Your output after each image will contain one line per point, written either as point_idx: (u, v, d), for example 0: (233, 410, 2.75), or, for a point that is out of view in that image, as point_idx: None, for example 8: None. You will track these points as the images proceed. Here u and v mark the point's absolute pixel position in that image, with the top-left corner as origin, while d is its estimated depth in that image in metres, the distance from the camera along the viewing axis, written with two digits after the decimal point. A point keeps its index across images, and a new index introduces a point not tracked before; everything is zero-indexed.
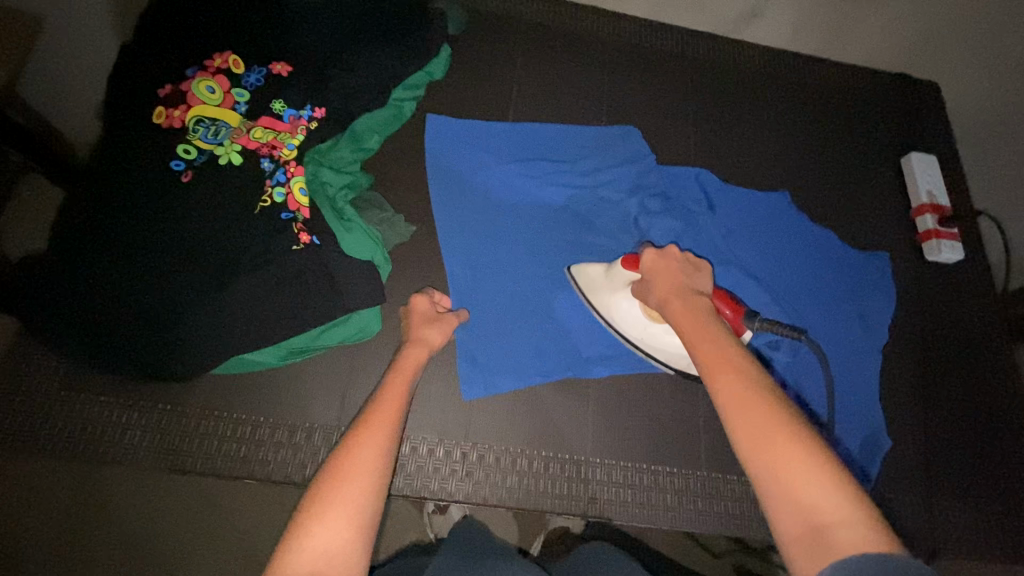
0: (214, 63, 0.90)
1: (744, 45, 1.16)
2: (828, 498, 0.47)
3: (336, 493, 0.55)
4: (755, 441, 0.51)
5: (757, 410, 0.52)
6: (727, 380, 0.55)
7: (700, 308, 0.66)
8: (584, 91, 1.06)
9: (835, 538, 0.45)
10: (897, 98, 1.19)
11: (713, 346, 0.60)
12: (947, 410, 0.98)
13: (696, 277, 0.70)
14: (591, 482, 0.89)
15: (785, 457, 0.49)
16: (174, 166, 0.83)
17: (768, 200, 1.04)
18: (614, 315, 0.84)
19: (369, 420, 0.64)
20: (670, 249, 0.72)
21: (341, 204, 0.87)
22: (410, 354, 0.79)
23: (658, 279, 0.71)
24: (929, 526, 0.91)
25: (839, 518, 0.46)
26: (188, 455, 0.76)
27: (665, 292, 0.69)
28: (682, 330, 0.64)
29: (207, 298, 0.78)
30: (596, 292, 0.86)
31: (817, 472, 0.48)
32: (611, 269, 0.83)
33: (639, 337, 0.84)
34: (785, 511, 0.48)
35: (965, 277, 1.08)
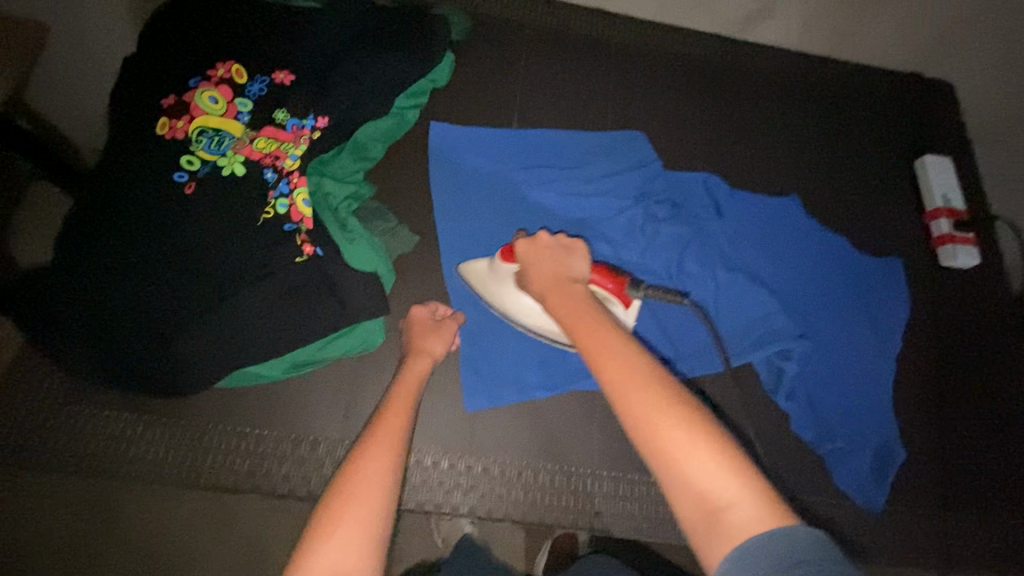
0: (217, 73, 0.92)
1: (751, 46, 1.15)
2: (716, 480, 0.44)
3: (347, 512, 0.52)
4: (639, 427, 0.47)
5: (635, 392, 0.48)
6: (609, 365, 0.51)
7: (572, 294, 0.63)
8: (588, 95, 1.05)
9: (729, 519, 0.43)
10: (907, 100, 1.17)
11: (592, 330, 0.56)
12: (970, 427, 0.93)
13: (568, 261, 0.68)
14: (597, 496, 0.82)
15: (672, 437, 0.45)
16: (178, 177, 0.84)
17: (777, 207, 1.00)
18: (510, 308, 0.80)
19: (373, 435, 0.61)
20: (540, 236, 0.70)
21: (344, 215, 0.86)
22: (414, 366, 0.75)
23: (536, 270, 0.68)
24: (956, 551, 0.87)
25: (730, 497, 0.43)
26: (189, 468, 0.76)
27: (543, 284, 0.66)
28: (564, 317, 0.60)
29: (208, 310, 0.79)
30: (487, 288, 0.81)
31: (700, 450, 0.45)
32: (494, 265, 0.79)
33: (544, 326, 0.80)
34: (681, 496, 0.45)
35: (986, 284, 1.03)
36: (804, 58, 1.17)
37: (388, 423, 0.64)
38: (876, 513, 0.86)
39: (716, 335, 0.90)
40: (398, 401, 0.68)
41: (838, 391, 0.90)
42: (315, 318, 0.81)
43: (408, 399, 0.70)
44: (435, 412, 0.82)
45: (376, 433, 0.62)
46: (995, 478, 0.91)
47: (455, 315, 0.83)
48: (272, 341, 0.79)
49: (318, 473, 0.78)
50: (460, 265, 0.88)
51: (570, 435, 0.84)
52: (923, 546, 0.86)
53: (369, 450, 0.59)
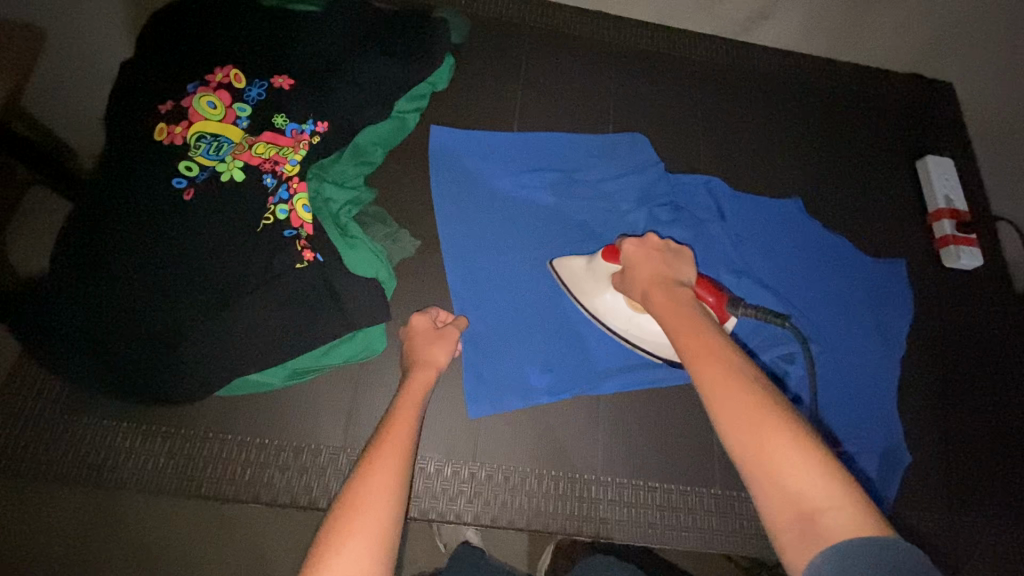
0: (215, 78, 0.92)
1: (752, 46, 1.15)
2: (818, 487, 0.46)
3: (355, 524, 0.54)
4: (744, 428, 0.50)
5: (742, 395, 0.52)
6: (712, 367, 0.55)
7: (676, 295, 0.65)
8: (588, 97, 1.04)
9: (825, 522, 0.45)
10: (907, 101, 1.17)
11: (695, 335, 0.59)
12: (975, 429, 0.93)
13: (678, 266, 0.69)
14: (602, 502, 0.81)
15: (777, 442, 0.48)
16: (176, 183, 0.84)
17: (780, 209, 1.00)
18: (603, 310, 0.80)
19: (380, 446, 0.63)
20: (652, 238, 0.71)
21: (345, 220, 0.85)
22: (416, 375, 0.75)
23: (638, 269, 0.70)
24: (962, 554, 0.86)
25: (830, 502, 0.45)
26: (188, 478, 0.75)
27: (643, 282, 0.68)
28: (665, 317, 0.63)
29: (207, 316, 0.78)
30: (581, 286, 0.82)
31: (798, 456, 0.48)
32: (593, 263, 0.80)
33: (629, 330, 0.81)
34: (775, 497, 0.47)
35: (989, 285, 1.03)
36: (807, 58, 1.17)
37: (395, 433, 0.65)
38: (883, 518, 0.85)
39: None
40: (404, 410, 0.70)
41: (843, 394, 0.89)
42: (317, 324, 0.80)
43: (414, 408, 0.71)
44: (438, 418, 0.81)
45: (383, 444, 0.63)
46: (1003, 482, 0.91)
47: (455, 320, 0.82)
48: (273, 349, 0.78)
49: (322, 482, 0.77)
50: (462, 270, 0.88)
51: (575, 441, 0.83)
52: (931, 551, 0.85)
53: (376, 461, 0.61)
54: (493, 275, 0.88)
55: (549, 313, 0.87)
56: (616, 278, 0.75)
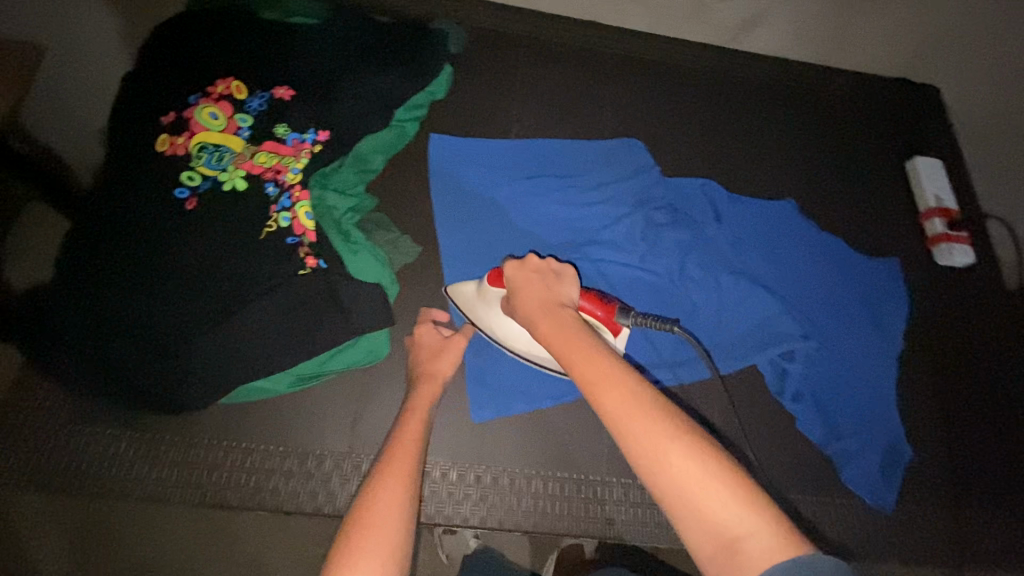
0: (216, 90, 0.94)
1: (743, 54, 1.18)
2: (730, 512, 0.45)
3: (366, 542, 0.55)
4: (649, 460, 0.48)
5: (640, 424, 0.50)
6: (610, 393, 0.53)
7: (564, 319, 0.65)
8: (584, 104, 1.06)
9: (746, 547, 0.44)
10: (895, 104, 1.20)
11: (588, 360, 0.57)
12: (974, 422, 0.94)
13: (558, 288, 0.70)
14: (607, 503, 0.81)
15: (681, 470, 0.47)
16: (178, 193, 0.84)
17: (776, 210, 1.02)
18: (501, 331, 0.78)
19: (386, 465, 0.64)
20: (530, 260, 0.72)
21: (347, 226, 0.86)
22: (424, 390, 0.77)
23: (524, 296, 0.69)
24: (965, 546, 0.86)
25: (745, 527, 0.44)
26: (195, 487, 0.75)
27: (531, 309, 0.67)
28: (556, 347, 0.61)
29: (212, 323, 0.78)
30: (476, 312, 0.80)
31: (710, 480, 0.46)
32: (483, 287, 0.78)
33: (531, 349, 0.78)
34: (696, 528, 0.46)
35: (982, 281, 1.04)
36: (796, 64, 1.19)
37: (400, 451, 0.66)
38: (885, 512, 0.86)
39: (721, 338, 0.90)
40: (409, 426, 0.71)
41: (843, 392, 0.90)
42: (320, 330, 0.81)
43: (418, 423, 0.72)
44: (442, 422, 0.82)
45: (389, 462, 0.64)
46: (1003, 475, 0.91)
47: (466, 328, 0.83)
48: (277, 355, 0.79)
49: (327, 488, 0.77)
50: (464, 275, 0.89)
51: (578, 442, 0.83)
52: (937, 547, 0.86)
53: (384, 478, 0.62)
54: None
55: None
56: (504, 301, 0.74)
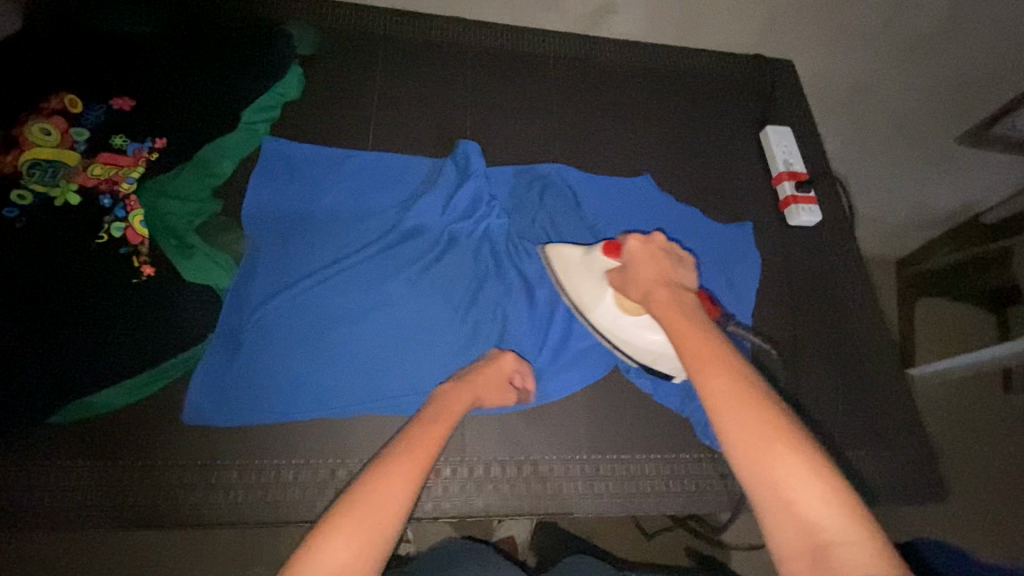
0: (49, 105, 0.91)
1: (603, 41, 1.22)
2: (829, 518, 0.46)
3: (359, 517, 0.55)
4: (748, 441, 0.51)
5: (748, 409, 0.53)
6: (718, 377, 0.56)
7: (680, 299, 0.68)
8: (443, 97, 1.08)
9: (835, 555, 0.44)
10: (749, 80, 1.26)
11: (703, 340, 0.61)
12: (822, 366, 1.00)
13: (680, 272, 0.73)
14: (469, 480, 0.83)
15: (782, 462, 0.49)
16: (7, 213, 0.83)
17: (630, 186, 1.06)
18: (586, 297, 0.85)
19: (408, 451, 0.64)
20: (657, 239, 0.75)
21: (184, 232, 0.85)
22: (471, 396, 0.79)
23: (642, 270, 0.74)
24: None
25: (841, 535, 0.45)
26: (22, 512, 0.71)
27: (647, 285, 0.73)
28: (671, 321, 0.65)
29: (44, 342, 0.77)
30: (572, 277, 0.87)
31: (814, 488, 0.47)
32: (588, 254, 0.85)
33: (612, 328, 0.84)
34: (787, 521, 0.47)
35: (830, 237, 1.11)
36: (654, 49, 1.24)
37: (426, 444, 0.66)
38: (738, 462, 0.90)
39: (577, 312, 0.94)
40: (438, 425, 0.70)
41: None
42: (160, 337, 0.80)
43: (445, 426, 0.71)
44: (274, 426, 0.79)
45: (414, 451, 0.64)
46: (853, 416, 0.98)
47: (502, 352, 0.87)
48: (111, 366, 0.78)
49: (171, 497, 0.74)
50: (293, 277, 0.87)
51: None
52: None
53: (398, 465, 0.62)
54: (329, 279, 0.88)
55: (405, 307, 0.89)
56: (614, 273, 0.80)
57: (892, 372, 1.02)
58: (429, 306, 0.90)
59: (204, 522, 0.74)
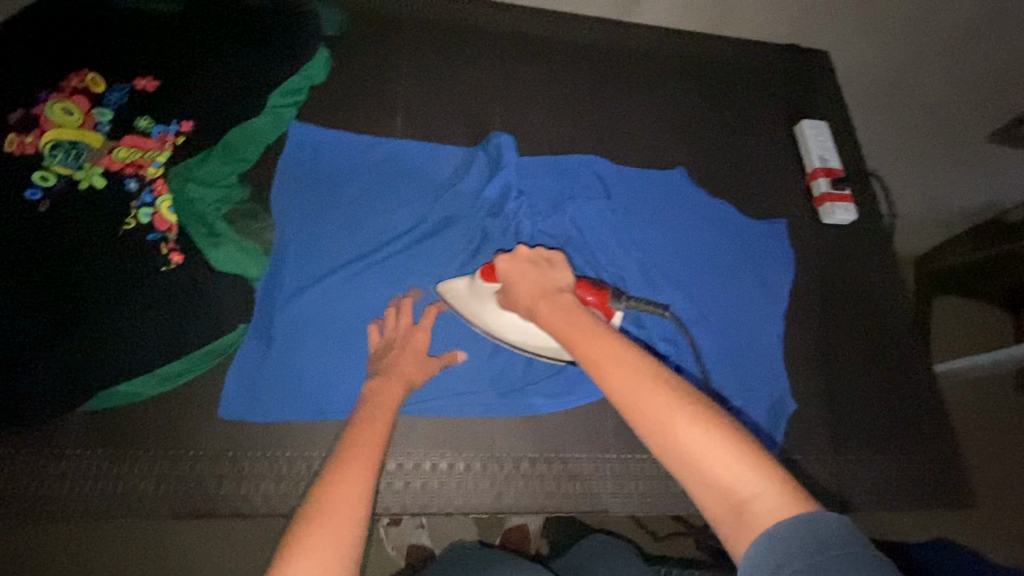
0: (70, 82, 0.88)
1: (636, 28, 1.18)
2: (739, 475, 0.42)
3: (324, 530, 0.50)
4: (655, 415, 0.45)
5: (648, 390, 0.47)
6: (613, 370, 0.49)
7: (558, 302, 0.61)
8: (472, 83, 1.05)
9: (755, 512, 0.41)
10: (785, 71, 1.22)
11: (591, 338, 0.53)
12: (855, 367, 0.98)
13: (550, 274, 0.67)
14: (498, 477, 0.83)
15: (685, 428, 0.44)
16: (30, 195, 0.81)
17: (663, 180, 1.04)
18: (495, 324, 0.81)
19: (345, 454, 0.59)
20: (520, 250, 0.69)
21: (212, 218, 0.83)
22: (394, 377, 0.76)
23: (518, 287, 0.67)
24: (844, 482, 0.90)
25: (749, 489, 0.42)
26: (56, 500, 0.72)
27: (529, 300, 0.64)
28: (555, 326, 0.58)
29: (72, 331, 0.76)
30: (468, 307, 0.83)
31: (720, 448, 0.43)
32: (472, 282, 0.81)
33: (527, 340, 0.81)
34: (702, 489, 0.43)
35: (863, 236, 1.08)
36: (688, 36, 1.20)
37: (360, 447, 0.61)
38: None
39: None
40: (376, 422, 0.66)
41: (725, 355, 0.92)
42: (188, 327, 0.78)
43: (386, 422, 0.66)
44: (305, 420, 0.78)
45: (347, 457, 0.59)
46: (887, 420, 0.95)
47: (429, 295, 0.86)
48: (140, 355, 0.76)
49: (202, 487, 0.74)
50: (320, 270, 0.86)
51: (459, 421, 0.84)
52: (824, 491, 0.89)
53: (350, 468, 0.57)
54: (358, 271, 0.87)
55: (435, 302, 0.88)
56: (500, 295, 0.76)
57: (925, 375, 1.00)
58: (459, 301, 0.88)
59: (235, 514, 0.74)
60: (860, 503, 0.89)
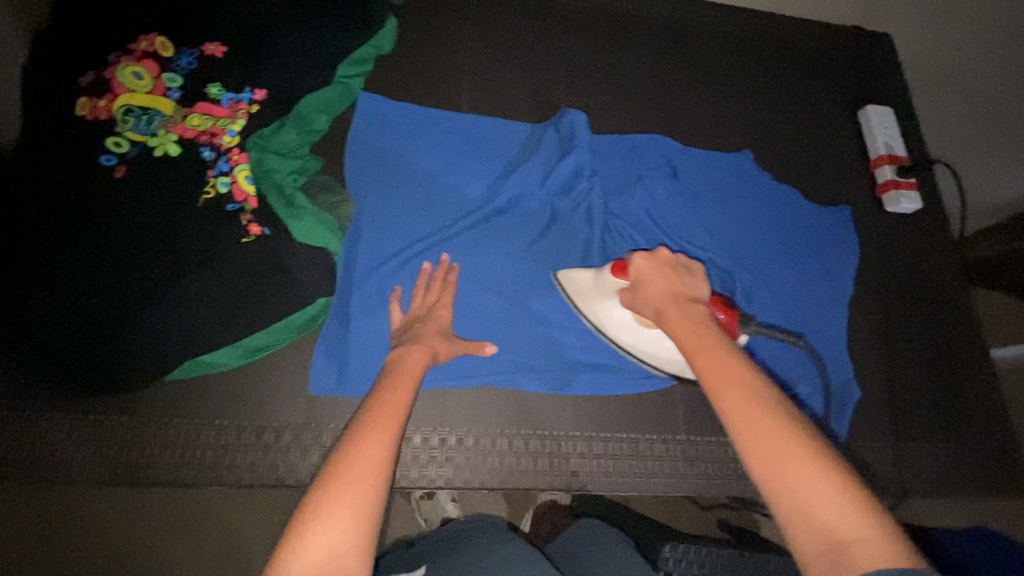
0: (138, 46, 0.86)
1: (700, 3, 1.15)
2: (846, 519, 0.41)
3: (343, 491, 0.50)
4: (767, 442, 0.45)
5: (765, 419, 0.46)
6: (732, 393, 0.49)
7: (690, 316, 0.60)
8: (538, 57, 1.03)
9: (853, 555, 0.39)
10: (850, 54, 1.20)
11: (715, 357, 0.53)
12: (914, 357, 0.99)
13: (688, 282, 0.65)
14: (572, 456, 0.84)
15: (796, 461, 0.44)
16: (105, 161, 0.80)
17: (731, 162, 1.02)
18: (608, 322, 0.78)
19: (370, 417, 0.58)
20: (661, 251, 0.66)
21: (290, 190, 0.82)
22: (417, 345, 0.73)
23: (647, 289, 0.65)
24: (899, 469, 0.92)
25: (851, 530, 0.40)
26: (151, 467, 0.76)
27: (661, 305, 0.63)
28: (682, 338, 0.58)
29: (153, 302, 0.75)
30: (586, 299, 0.80)
31: (831, 488, 0.42)
32: (599, 276, 0.77)
33: (638, 345, 0.77)
34: (800, 523, 0.42)
35: (925, 226, 1.08)
36: (753, 15, 1.17)
37: (385, 408, 0.60)
38: (835, 450, 0.91)
39: None
40: (401, 385, 0.65)
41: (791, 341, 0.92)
42: (269, 300, 0.78)
43: (409, 385, 0.66)
44: None
45: (372, 419, 0.58)
46: (942, 409, 0.97)
47: (447, 272, 0.83)
48: (223, 327, 0.76)
49: (287, 459, 0.78)
50: (395, 247, 0.86)
51: (531, 399, 0.86)
52: (879, 477, 0.91)
53: (369, 432, 0.56)
54: (432, 247, 0.87)
55: (505, 280, 0.88)
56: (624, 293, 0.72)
57: (983, 366, 1.01)
58: (529, 281, 0.88)
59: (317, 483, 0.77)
60: (915, 488, 0.92)
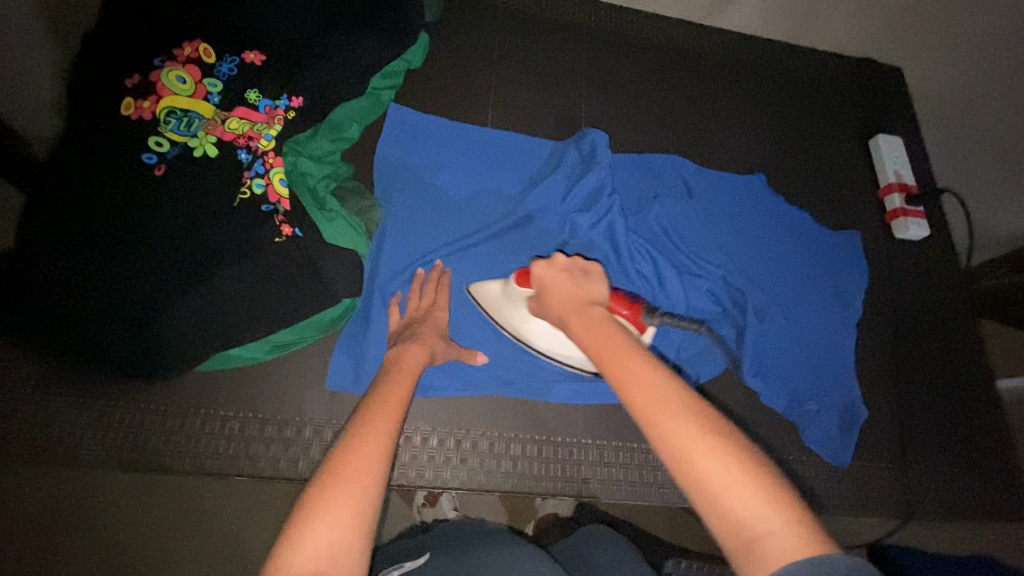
0: (183, 52, 0.90)
1: (716, 31, 1.19)
2: (752, 508, 0.42)
3: (344, 491, 0.52)
4: (670, 441, 0.46)
5: (666, 416, 0.47)
6: (639, 390, 0.50)
7: (592, 319, 0.61)
8: (561, 77, 1.07)
9: (770, 549, 0.41)
10: (862, 85, 1.23)
11: (620, 357, 0.54)
12: (921, 381, 1.01)
13: (587, 285, 0.67)
14: (582, 464, 0.86)
15: (708, 461, 0.44)
16: (146, 159, 0.82)
17: (744, 183, 1.05)
18: (523, 330, 0.81)
19: (367, 418, 0.60)
20: (558, 257, 0.69)
21: (322, 194, 0.86)
22: (415, 343, 0.76)
23: (554, 297, 0.67)
24: (905, 490, 0.93)
25: (766, 524, 0.42)
26: (173, 455, 0.78)
27: (564, 309, 0.65)
28: (585, 340, 0.59)
29: (188, 296, 0.78)
30: (500, 312, 0.82)
31: (742, 478, 0.43)
32: (507, 286, 0.80)
33: (556, 350, 0.81)
34: (721, 523, 0.43)
35: (933, 253, 1.11)
36: (766, 44, 1.21)
37: (385, 409, 0.62)
38: (842, 468, 0.92)
39: (688, 305, 0.93)
40: (398, 387, 0.67)
41: (798, 360, 0.95)
42: (297, 299, 0.81)
43: (409, 387, 0.68)
44: None
45: (370, 419, 0.60)
46: (948, 433, 0.98)
47: (441, 275, 0.86)
48: (253, 324, 0.79)
49: (307, 454, 0.80)
50: (415, 253, 0.89)
51: (543, 405, 0.88)
52: (884, 498, 0.92)
53: (365, 434, 0.58)
54: (451, 255, 0.90)
55: None
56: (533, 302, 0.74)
57: (988, 392, 1.03)
58: None
59: None
60: (920, 512, 0.92)
